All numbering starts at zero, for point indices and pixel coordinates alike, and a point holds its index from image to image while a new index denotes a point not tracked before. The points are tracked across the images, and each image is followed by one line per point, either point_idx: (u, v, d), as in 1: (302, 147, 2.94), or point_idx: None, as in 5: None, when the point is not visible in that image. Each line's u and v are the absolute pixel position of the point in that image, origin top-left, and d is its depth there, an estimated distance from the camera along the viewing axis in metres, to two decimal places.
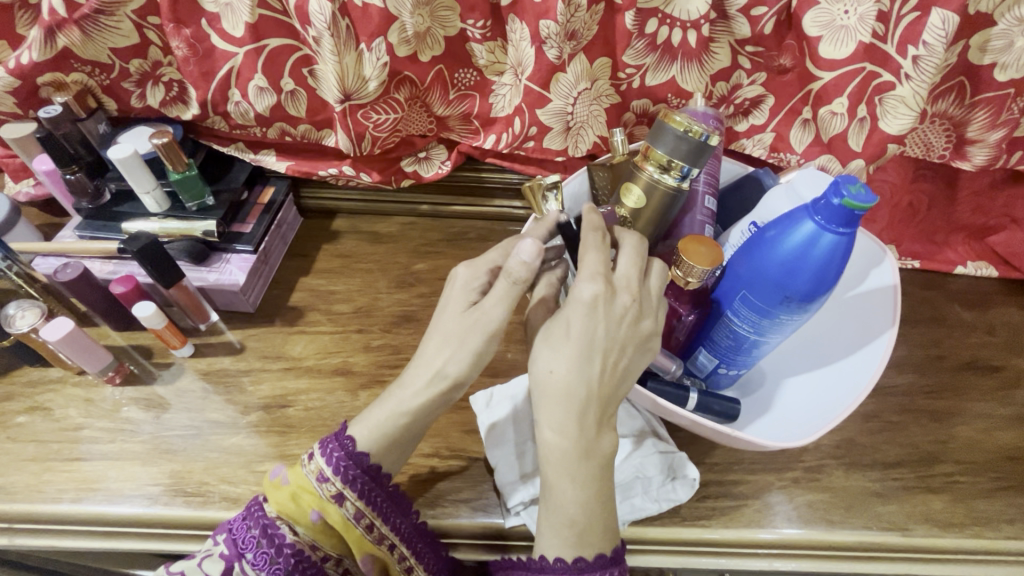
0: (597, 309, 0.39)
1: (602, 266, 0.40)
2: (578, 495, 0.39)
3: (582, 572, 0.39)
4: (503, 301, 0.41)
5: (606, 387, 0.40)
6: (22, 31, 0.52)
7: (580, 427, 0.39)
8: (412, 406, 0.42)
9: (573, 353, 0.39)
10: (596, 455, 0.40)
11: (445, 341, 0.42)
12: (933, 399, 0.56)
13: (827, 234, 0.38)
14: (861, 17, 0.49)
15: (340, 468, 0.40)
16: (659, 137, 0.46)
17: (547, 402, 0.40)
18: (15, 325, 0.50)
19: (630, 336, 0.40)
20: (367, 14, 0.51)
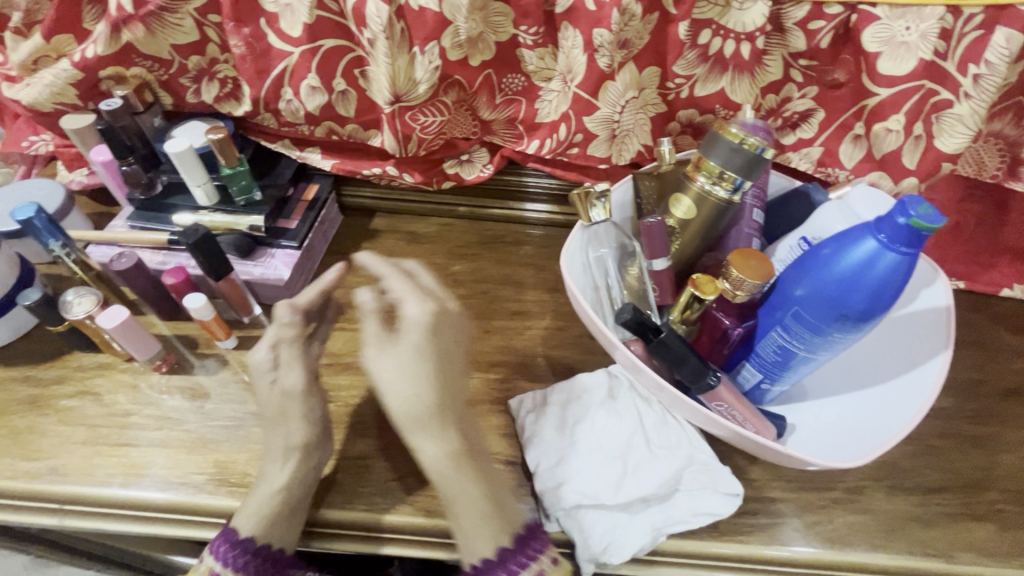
0: (434, 323, 0.46)
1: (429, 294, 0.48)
2: (476, 489, 0.44)
3: (507, 559, 0.42)
4: (296, 364, 0.49)
5: (457, 388, 0.46)
6: (88, 25, 0.54)
7: (454, 430, 0.44)
8: (283, 479, 0.46)
9: (432, 371, 0.44)
10: (468, 451, 0.45)
11: (275, 424, 0.47)
12: (978, 424, 0.55)
13: (889, 253, 0.38)
14: (923, 34, 0.48)
15: (229, 561, 0.43)
16: (712, 149, 0.46)
17: (418, 424, 0.44)
18: (72, 312, 0.51)
19: (458, 333, 0.48)
20: (422, 18, 0.51)
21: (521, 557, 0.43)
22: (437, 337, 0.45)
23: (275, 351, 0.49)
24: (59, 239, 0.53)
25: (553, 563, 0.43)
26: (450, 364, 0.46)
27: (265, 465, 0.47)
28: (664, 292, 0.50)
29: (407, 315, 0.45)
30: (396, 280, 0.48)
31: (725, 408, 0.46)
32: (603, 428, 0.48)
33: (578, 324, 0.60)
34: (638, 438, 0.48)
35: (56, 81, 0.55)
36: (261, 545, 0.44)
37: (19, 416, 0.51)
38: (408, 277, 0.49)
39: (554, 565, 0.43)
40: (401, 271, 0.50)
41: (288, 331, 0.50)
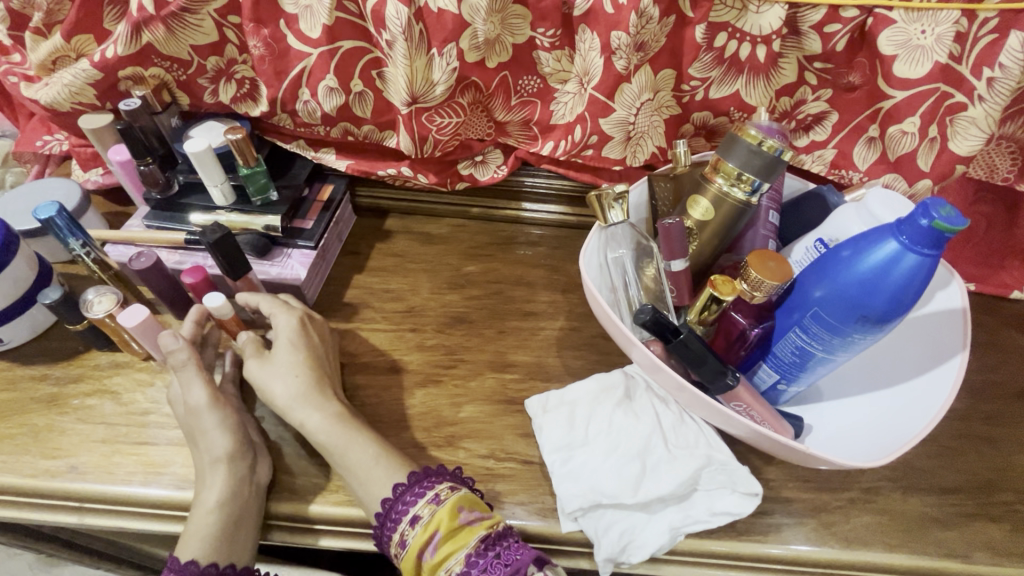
0: (303, 320, 0.54)
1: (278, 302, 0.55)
2: (364, 439, 0.48)
3: (402, 494, 0.45)
4: (197, 381, 0.49)
5: (326, 369, 0.52)
6: (108, 25, 0.54)
7: (330, 398, 0.50)
8: (215, 499, 0.45)
9: (299, 355, 0.51)
10: (351, 414, 0.50)
11: (194, 444, 0.48)
12: (992, 425, 0.55)
13: (910, 254, 0.38)
14: (938, 37, 0.49)
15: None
16: (730, 151, 0.47)
17: (296, 404, 0.49)
18: (92, 310, 0.52)
19: (328, 333, 0.56)
20: (442, 20, 0.52)
21: (415, 489, 0.45)
22: (310, 332, 0.53)
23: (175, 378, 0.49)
24: (79, 238, 0.53)
25: (450, 489, 0.44)
26: (321, 354, 0.53)
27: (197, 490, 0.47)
28: (681, 293, 0.50)
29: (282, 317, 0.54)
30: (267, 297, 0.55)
31: (742, 407, 0.46)
32: (621, 427, 0.49)
33: (592, 325, 0.61)
34: (656, 438, 0.48)
35: (75, 80, 0.56)
36: (208, 565, 0.43)
37: (38, 415, 0.51)
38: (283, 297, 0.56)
39: (451, 491, 0.44)
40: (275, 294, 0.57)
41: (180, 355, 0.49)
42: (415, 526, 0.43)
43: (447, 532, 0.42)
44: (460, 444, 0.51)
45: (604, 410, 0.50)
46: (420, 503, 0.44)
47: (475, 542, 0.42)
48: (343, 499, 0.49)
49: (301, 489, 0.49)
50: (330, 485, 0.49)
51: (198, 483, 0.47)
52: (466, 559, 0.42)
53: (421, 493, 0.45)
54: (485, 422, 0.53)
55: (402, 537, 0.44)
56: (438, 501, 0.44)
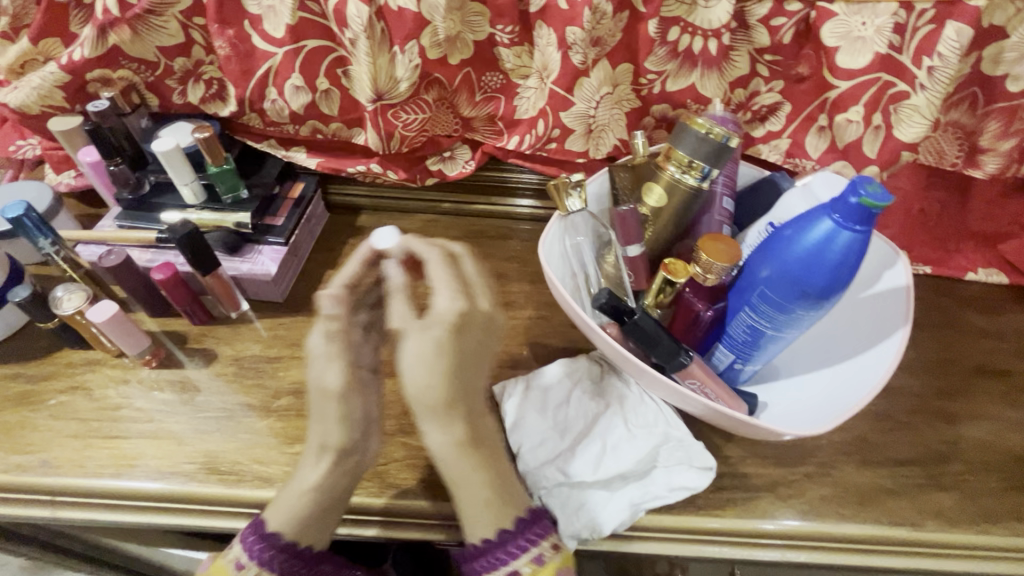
0: (457, 321, 0.41)
1: (448, 278, 0.43)
2: (484, 480, 0.43)
3: (506, 543, 0.43)
4: (334, 361, 0.44)
5: (475, 386, 0.43)
6: (75, 29, 0.55)
7: (463, 421, 0.42)
8: (312, 480, 0.45)
9: (443, 369, 0.40)
10: (477, 442, 0.43)
11: (315, 419, 0.45)
12: (945, 400, 0.57)
13: (844, 231, 0.40)
14: (877, 29, 0.51)
15: (255, 552, 0.43)
16: (681, 139, 0.49)
17: (425, 412, 0.41)
18: (62, 307, 0.52)
19: (487, 332, 0.43)
20: (402, 18, 0.53)
21: (521, 540, 0.43)
22: (462, 340, 0.41)
23: (320, 346, 0.44)
24: (49, 237, 0.55)
25: (555, 549, 0.43)
26: (472, 367, 0.42)
27: (300, 463, 0.46)
28: (639, 276, 0.52)
29: (435, 307, 0.41)
30: (434, 267, 0.44)
31: (697, 385, 0.48)
32: (582, 409, 0.50)
33: (559, 313, 0.62)
34: (616, 418, 0.50)
35: (43, 83, 0.57)
36: (292, 543, 0.43)
37: (10, 412, 0.52)
38: (450, 260, 0.45)
39: (555, 553, 0.43)
40: (447, 255, 0.45)
41: (331, 325, 0.44)
42: None
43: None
44: None
45: (564, 392, 0.51)
46: (522, 558, 0.42)
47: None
48: None
49: None
50: None
51: (304, 456, 0.46)
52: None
53: (526, 547, 0.42)
54: None
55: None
56: (541, 561, 0.42)
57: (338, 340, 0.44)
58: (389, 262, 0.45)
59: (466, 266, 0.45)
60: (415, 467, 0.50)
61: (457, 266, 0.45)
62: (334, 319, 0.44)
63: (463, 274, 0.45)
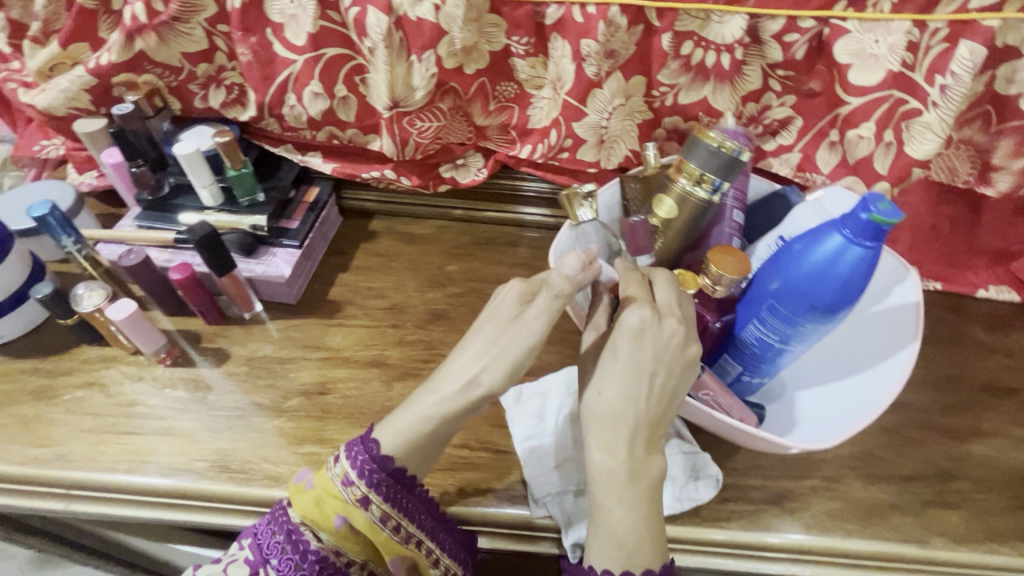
0: (645, 335, 0.42)
1: (644, 295, 0.44)
2: (628, 514, 0.41)
3: None
4: (541, 315, 0.43)
5: (653, 409, 0.43)
6: (103, 34, 0.57)
7: (628, 444, 0.42)
8: (443, 411, 0.44)
9: (621, 381, 0.43)
10: (643, 474, 0.42)
11: (477, 351, 0.44)
12: (953, 417, 0.56)
13: (854, 247, 0.40)
14: (891, 46, 0.51)
15: (365, 471, 0.42)
16: (692, 152, 0.49)
17: (597, 424, 0.44)
18: (82, 304, 0.53)
19: (670, 356, 0.42)
20: (420, 28, 0.54)
21: None
22: (637, 348, 0.42)
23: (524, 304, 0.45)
24: (72, 236, 0.56)
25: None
26: (649, 381, 0.42)
27: (432, 381, 0.46)
28: None
29: (625, 318, 0.43)
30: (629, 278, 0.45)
31: (710, 396, 0.48)
32: None
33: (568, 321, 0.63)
34: None
35: (70, 87, 0.58)
36: (400, 470, 0.43)
37: (28, 405, 0.53)
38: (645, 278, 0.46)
39: None
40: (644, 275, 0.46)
41: (563, 282, 0.42)
42: None
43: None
44: None
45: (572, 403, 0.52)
46: None
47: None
48: None
49: None
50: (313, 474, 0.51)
51: (445, 375, 0.45)
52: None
53: None
54: None
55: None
56: None
57: (558, 300, 0.42)
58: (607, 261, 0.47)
59: (660, 284, 0.45)
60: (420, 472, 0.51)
61: (651, 291, 0.45)
62: (569, 281, 0.41)
63: (653, 294, 0.45)
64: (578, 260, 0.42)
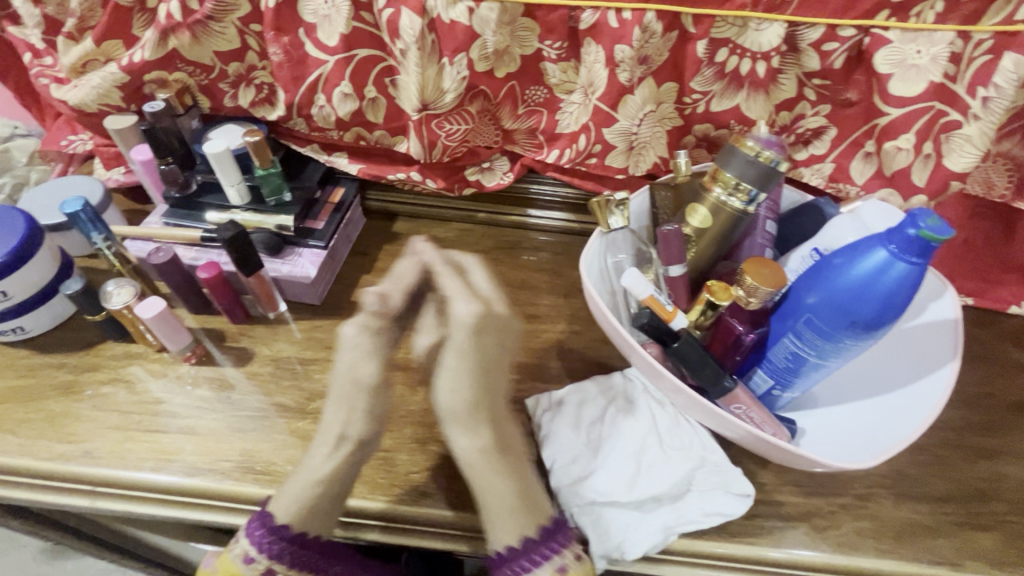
0: (480, 326, 0.43)
1: (484, 292, 0.44)
2: (508, 487, 0.45)
3: (531, 550, 0.44)
4: (371, 358, 0.46)
5: (489, 386, 0.45)
6: (136, 32, 0.57)
7: (487, 424, 0.45)
8: (322, 473, 0.46)
9: (471, 375, 0.44)
10: (501, 446, 0.46)
11: (339, 406, 0.47)
12: (986, 437, 0.55)
13: (900, 262, 0.39)
14: (933, 57, 0.50)
15: (263, 546, 0.45)
16: (728, 161, 0.48)
17: (453, 419, 0.45)
18: (111, 301, 0.54)
19: (505, 332, 0.45)
20: (453, 31, 0.54)
21: (544, 549, 0.44)
22: (482, 340, 0.43)
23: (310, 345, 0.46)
24: (102, 232, 0.56)
25: (576, 560, 0.44)
26: (484, 368, 0.44)
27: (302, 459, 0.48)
28: (679, 297, 0.52)
29: (460, 315, 0.43)
30: (447, 278, 0.44)
31: (743, 409, 0.48)
32: (617, 427, 0.50)
33: (593, 329, 0.62)
34: (651, 438, 0.49)
35: (103, 83, 0.59)
36: (300, 533, 0.45)
37: (55, 401, 0.53)
38: (457, 270, 0.45)
39: (578, 561, 0.44)
40: (457, 267, 0.46)
41: (372, 321, 0.45)
42: None
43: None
44: None
45: (601, 412, 0.51)
46: (546, 567, 0.44)
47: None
48: None
49: None
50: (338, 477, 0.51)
51: (315, 441, 0.48)
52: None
53: (550, 557, 0.44)
54: None
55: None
56: (565, 570, 0.44)
57: (379, 333, 0.45)
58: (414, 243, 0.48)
59: (475, 272, 0.46)
60: (445, 478, 0.50)
61: (472, 279, 0.45)
62: (377, 317, 0.45)
63: (475, 282, 0.45)
64: (379, 296, 0.46)
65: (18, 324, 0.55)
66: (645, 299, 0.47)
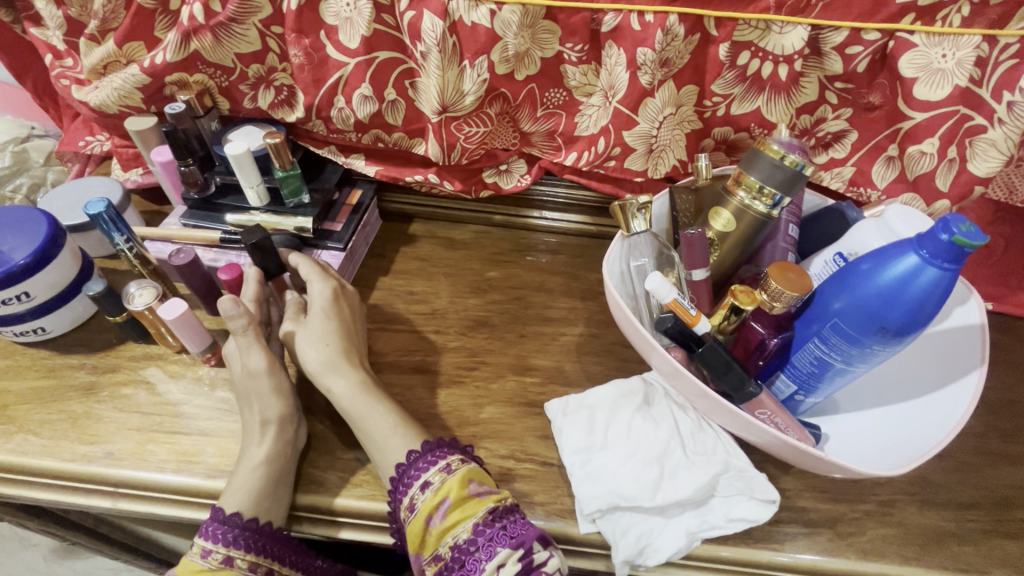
0: (334, 294, 0.56)
1: (312, 267, 0.57)
2: (386, 408, 0.51)
3: (415, 461, 0.47)
4: (255, 346, 0.51)
5: (349, 338, 0.55)
6: (158, 34, 0.57)
7: (355, 366, 0.53)
8: (260, 455, 0.48)
9: (329, 327, 0.54)
10: (373, 383, 0.53)
11: (250, 403, 0.51)
12: (1010, 443, 0.55)
13: (931, 268, 0.39)
14: (959, 61, 0.50)
15: (219, 536, 0.45)
16: (753, 165, 0.48)
17: (326, 370, 0.52)
18: (133, 303, 0.54)
19: (354, 303, 0.58)
20: (475, 33, 0.54)
21: (429, 457, 0.47)
22: (339, 305, 0.56)
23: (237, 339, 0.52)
24: (123, 233, 0.56)
25: (461, 460, 0.47)
26: (346, 322, 0.56)
27: (243, 449, 0.49)
28: (702, 301, 0.52)
29: (313, 293, 0.55)
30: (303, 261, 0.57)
31: (768, 415, 0.47)
32: (639, 431, 0.50)
33: (611, 332, 0.62)
34: (673, 442, 0.49)
35: (124, 84, 0.59)
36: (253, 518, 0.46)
37: (75, 402, 0.53)
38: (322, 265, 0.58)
39: (462, 463, 0.47)
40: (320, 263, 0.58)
41: (238, 320, 0.51)
42: (425, 492, 0.46)
43: (457, 500, 0.44)
44: (481, 443, 0.53)
45: (623, 415, 0.51)
46: (432, 470, 0.46)
47: (484, 512, 0.44)
48: (366, 493, 0.50)
49: (327, 482, 0.50)
50: (360, 479, 0.50)
51: (245, 440, 0.50)
52: (473, 528, 0.44)
53: (434, 461, 0.47)
54: (506, 423, 0.55)
55: (412, 502, 0.46)
56: (449, 470, 0.46)
57: (250, 328, 0.51)
58: (287, 291, 0.58)
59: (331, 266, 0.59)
60: None
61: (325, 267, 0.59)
62: (238, 317, 0.51)
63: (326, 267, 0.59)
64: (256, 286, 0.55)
65: (39, 325, 0.55)
66: (667, 303, 0.47)
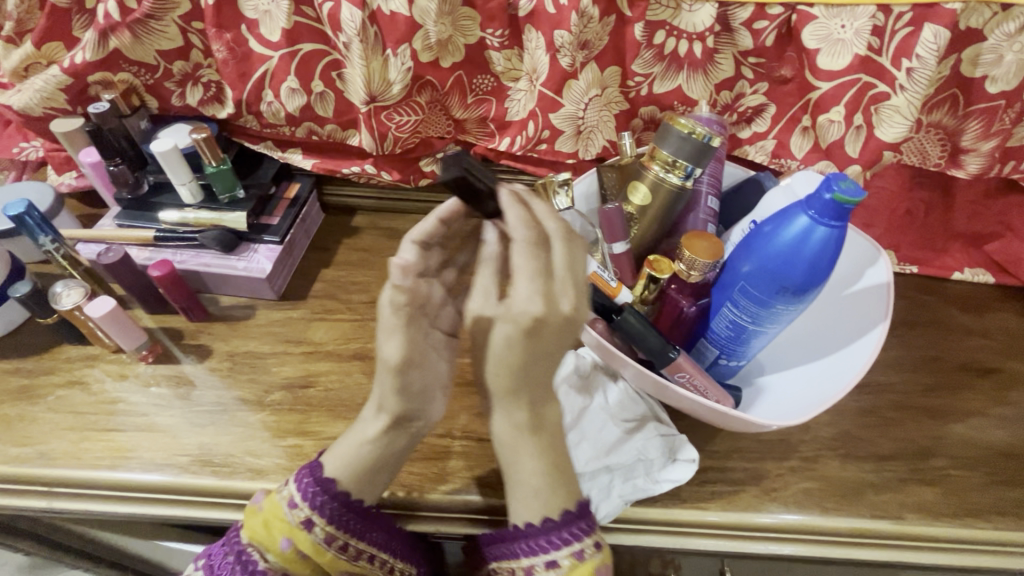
0: (531, 329, 0.37)
1: (536, 267, 0.37)
2: (536, 468, 0.44)
3: (550, 531, 0.43)
4: (396, 331, 0.42)
5: (546, 373, 0.42)
6: (77, 34, 0.57)
7: (527, 409, 0.43)
8: (373, 435, 0.45)
9: (511, 360, 0.40)
10: (542, 428, 0.44)
11: (379, 382, 0.44)
12: (931, 397, 0.57)
13: (820, 226, 0.41)
14: (857, 31, 0.52)
15: (308, 494, 0.44)
16: (664, 139, 0.50)
17: (497, 396, 0.43)
18: (61, 302, 0.54)
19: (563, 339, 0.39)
20: (394, 23, 0.55)
21: (565, 533, 0.43)
22: (533, 341, 0.38)
23: (387, 314, 0.42)
24: (50, 235, 0.57)
25: (596, 548, 0.42)
26: (542, 359, 0.40)
27: (360, 416, 0.47)
28: (624, 272, 0.53)
29: (515, 304, 0.38)
30: (519, 250, 0.37)
31: (687, 377, 0.48)
32: (567, 402, 0.51)
33: None
34: (601, 412, 0.50)
35: (46, 86, 0.59)
36: (344, 492, 0.44)
37: (9, 405, 0.53)
38: (539, 242, 0.37)
39: (596, 551, 0.42)
40: (537, 239, 0.37)
41: (398, 295, 0.41)
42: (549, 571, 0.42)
43: None
44: None
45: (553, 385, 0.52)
46: (563, 551, 0.42)
47: None
48: None
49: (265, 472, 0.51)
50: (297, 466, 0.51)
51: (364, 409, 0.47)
52: None
53: (568, 541, 0.42)
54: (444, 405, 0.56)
55: (530, 568, 0.43)
56: (581, 557, 0.42)
57: (402, 311, 0.41)
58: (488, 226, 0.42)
59: (557, 255, 0.38)
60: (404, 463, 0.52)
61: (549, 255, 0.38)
62: (401, 292, 0.41)
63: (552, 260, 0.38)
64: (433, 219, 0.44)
65: None
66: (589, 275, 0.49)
